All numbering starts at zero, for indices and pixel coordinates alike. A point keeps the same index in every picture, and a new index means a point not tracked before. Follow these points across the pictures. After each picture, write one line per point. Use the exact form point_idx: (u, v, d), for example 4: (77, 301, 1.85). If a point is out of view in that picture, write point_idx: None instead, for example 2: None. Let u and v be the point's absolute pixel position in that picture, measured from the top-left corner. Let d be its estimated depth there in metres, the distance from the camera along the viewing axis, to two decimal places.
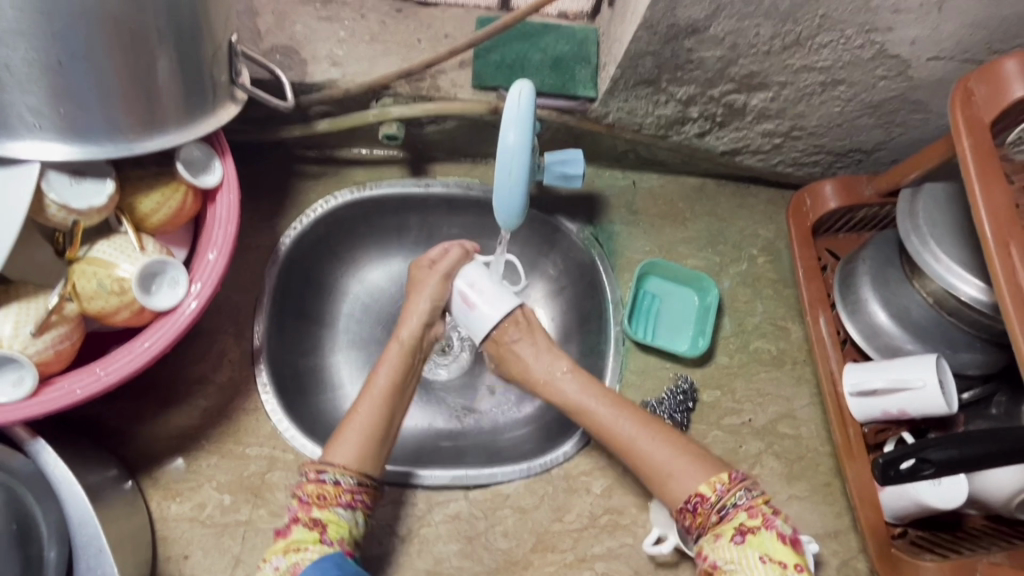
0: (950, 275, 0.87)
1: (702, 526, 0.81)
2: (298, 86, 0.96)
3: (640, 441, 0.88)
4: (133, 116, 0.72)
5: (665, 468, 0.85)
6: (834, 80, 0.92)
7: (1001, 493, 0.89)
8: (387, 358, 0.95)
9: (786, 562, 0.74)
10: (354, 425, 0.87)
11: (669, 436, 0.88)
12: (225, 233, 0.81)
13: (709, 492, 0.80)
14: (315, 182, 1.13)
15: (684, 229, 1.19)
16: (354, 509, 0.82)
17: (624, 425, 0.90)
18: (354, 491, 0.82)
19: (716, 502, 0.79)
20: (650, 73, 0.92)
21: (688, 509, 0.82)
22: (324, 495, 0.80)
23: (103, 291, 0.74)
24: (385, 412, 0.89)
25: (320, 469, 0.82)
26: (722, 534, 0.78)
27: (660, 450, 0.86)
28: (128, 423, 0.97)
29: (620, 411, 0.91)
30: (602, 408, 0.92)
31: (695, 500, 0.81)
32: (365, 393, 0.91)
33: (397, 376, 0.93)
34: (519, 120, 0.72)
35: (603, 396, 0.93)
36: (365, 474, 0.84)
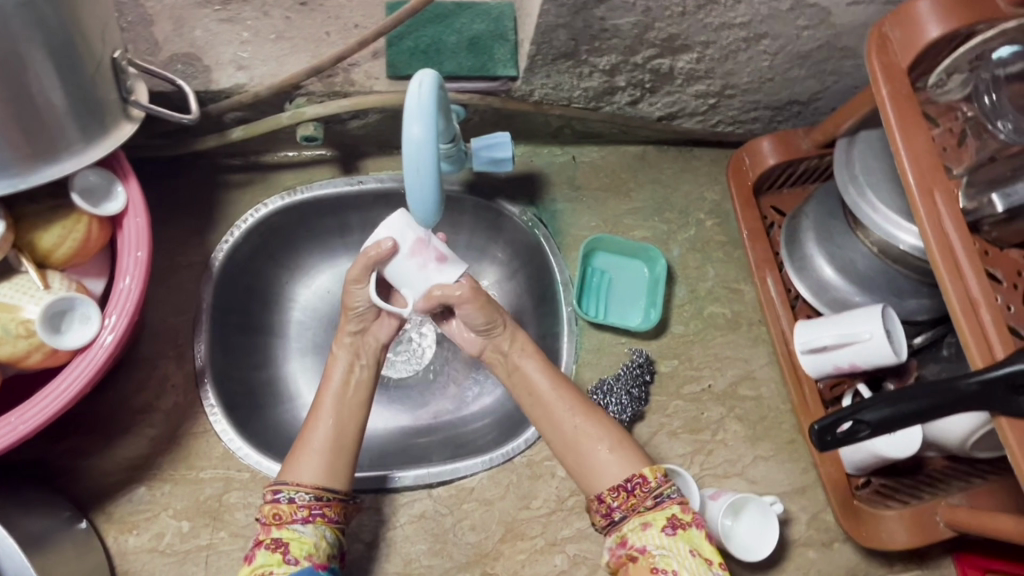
0: (888, 226, 0.87)
1: (634, 508, 0.80)
2: (203, 95, 0.91)
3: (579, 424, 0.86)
4: (17, 150, 0.68)
5: (596, 451, 0.84)
6: (757, 35, 0.89)
7: (955, 436, 0.89)
8: (335, 364, 0.91)
9: (711, 559, 0.77)
10: (310, 440, 0.84)
11: (604, 420, 0.86)
12: (135, 259, 0.77)
13: (650, 476, 0.80)
14: (243, 191, 1.09)
15: (629, 200, 1.17)
16: (316, 525, 0.79)
17: (563, 406, 0.87)
18: (311, 505, 0.79)
19: (655, 489, 0.79)
20: (567, 46, 0.88)
21: (623, 489, 0.80)
22: (279, 515, 0.78)
23: (9, 336, 0.70)
24: (341, 422, 0.86)
25: (275, 490, 0.79)
26: (654, 523, 0.78)
27: (593, 434, 0.85)
28: (73, 462, 0.94)
29: (563, 390, 0.88)
30: (543, 390, 0.89)
31: (633, 480, 0.80)
32: (314, 405, 0.87)
33: (347, 384, 0.89)
34: (422, 112, 0.68)
35: (547, 375, 0.90)
36: (326, 489, 0.81)
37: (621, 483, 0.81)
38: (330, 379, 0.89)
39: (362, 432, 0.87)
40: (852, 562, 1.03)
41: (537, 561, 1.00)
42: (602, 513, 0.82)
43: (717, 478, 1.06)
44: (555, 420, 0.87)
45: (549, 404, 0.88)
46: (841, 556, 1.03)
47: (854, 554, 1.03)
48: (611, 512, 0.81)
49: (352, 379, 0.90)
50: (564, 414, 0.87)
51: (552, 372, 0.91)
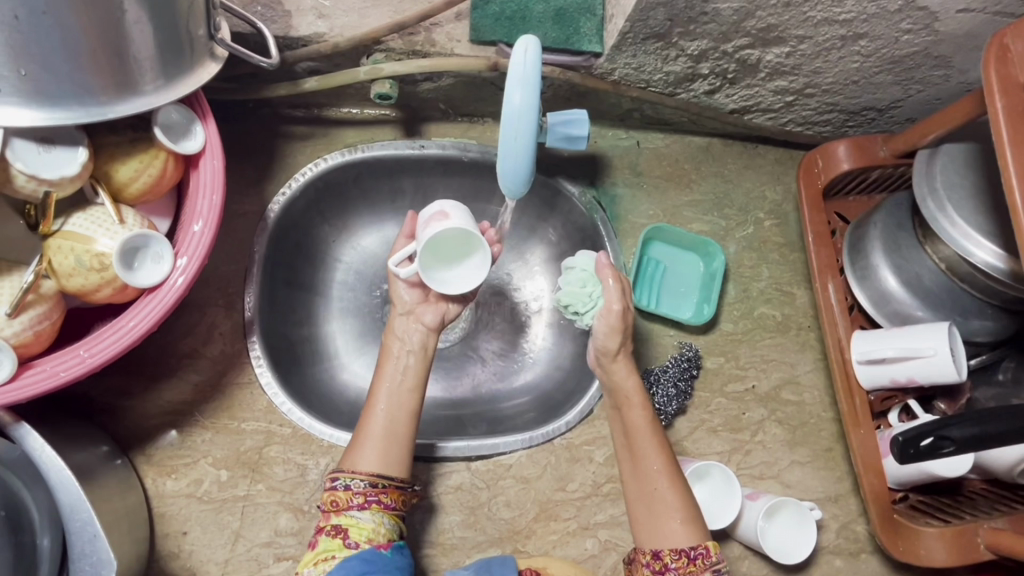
0: (965, 241, 0.83)
1: (691, 573, 0.78)
2: (282, 40, 0.89)
3: (663, 485, 0.83)
4: (103, 78, 0.66)
5: (667, 513, 0.81)
6: (855, 34, 0.87)
7: (1003, 462, 0.89)
8: (389, 355, 0.87)
9: None
10: (367, 428, 0.82)
11: (686, 489, 0.83)
12: (209, 203, 0.75)
13: (713, 549, 0.79)
14: (303, 143, 1.07)
15: (690, 191, 1.15)
16: (372, 510, 0.77)
17: (650, 464, 0.84)
18: (368, 492, 0.78)
19: (716, 562, 0.78)
20: (661, 26, 0.86)
21: (686, 555, 0.78)
22: (337, 501, 0.77)
23: (82, 267, 0.70)
24: (392, 411, 0.83)
25: (332, 477, 0.78)
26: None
27: (669, 496, 0.82)
28: (115, 400, 0.93)
29: (659, 450, 0.85)
30: (640, 441, 0.85)
31: (698, 548, 0.79)
32: (370, 395, 0.85)
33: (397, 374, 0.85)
34: (526, 79, 0.67)
35: (648, 424, 0.86)
36: (382, 476, 0.79)
37: (684, 548, 0.79)
38: (383, 367, 0.86)
39: (415, 418, 0.84)
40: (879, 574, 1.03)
41: (568, 543, 1.00)
42: (656, 568, 0.79)
43: (753, 479, 1.05)
44: (638, 472, 0.84)
45: (639, 454, 0.85)
46: (868, 568, 1.03)
47: (881, 566, 1.03)
48: (666, 570, 0.78)
49: (402, 367, 0.86)
50: (651, 470, 0.83)
51: (653, 427, 0.86)
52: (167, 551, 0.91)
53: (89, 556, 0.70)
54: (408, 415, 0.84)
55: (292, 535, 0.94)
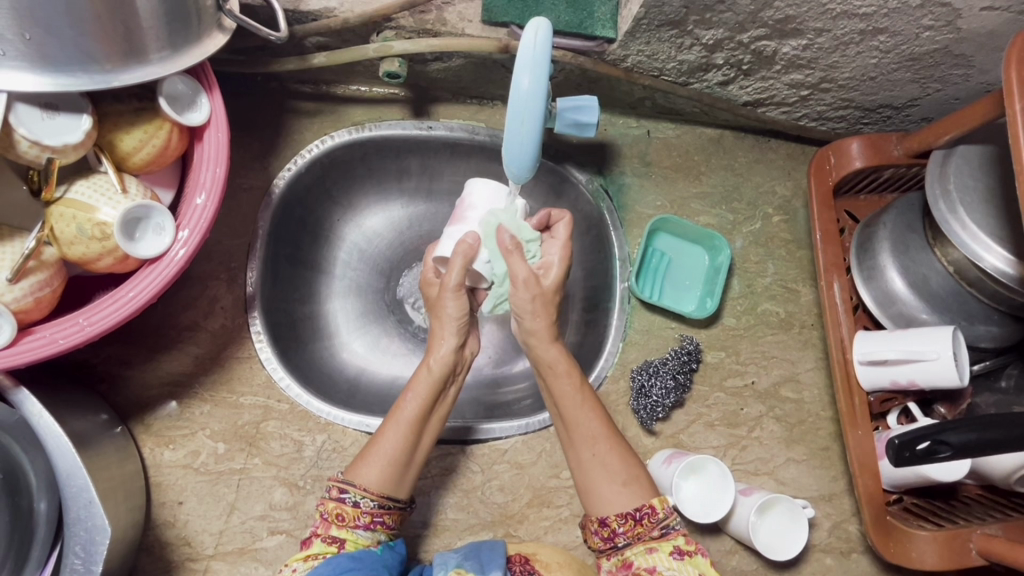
0: (975, 244, 0.82)
1: (639, 535, 0.76)
2: (291, 14, 0.88)
3: (597, 446, 0.81)
4: (108, 45, 0.65)
5: (607, 479, 0.79)
6: (875, 29, 0.85)
7: (1000, 468, 0.88)
8: (417, 381, 0.82)
9: None
10: (378, 449, 0.80)
11: (626, 451, 0.81)
12: (213, 176, 0.75)
13: (659, 506, 0.77)
14: (310, 120, 1.07)
15: (699, 183, 1.14)
16: (374, 530, 0.78)
17: (585, 429, 0.82)
18: (374, 513, 0.78)
19: (664, 520, 0.76)
20: (677, 13, 0.84)
21: (631, 517, 0.77)
22: (342, 516, 0.76)
23: (83, 236, 0.70)
24: (414, 439, 0.81)
25: (342, 489, 0.77)
26: (659, 547, 0.75)
27: (609, 462, 0.80)
28: (116, 368, 0.94)
29: (592, 412, 0.82)
30: (568, 411, 0.82)
31: (643, 509, 0.77)
32: (391, 415, 0.82)
33: (427, 403, 0.82)
34: (535, 62, 0.66)
35: (575, 389, 0.83)
36: (389, 498, 0.79)
37: (630, 510, 0.77)
38: (411, 394, 0.82)
39: (428, 448, 0.84)
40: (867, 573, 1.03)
41: (560, 529, 1.01)
42: (604, 535, 0.78)
43: (748, 474, 1.05)
44: (573, 440, 0.82)
45: (571, 421, 0.82)
46: (859, 567, 1.03)
47: (870, 567, 1.03)
48: (614, 536, 0.77)
49: (433, 400, 0.83)
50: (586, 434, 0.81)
51: (583, 393, 0.83)
52: (162, 519, 0.92)
53: (84, 521, 0.70)
54: (421, 445, 0.83)
55: (287, 509, 0.95)
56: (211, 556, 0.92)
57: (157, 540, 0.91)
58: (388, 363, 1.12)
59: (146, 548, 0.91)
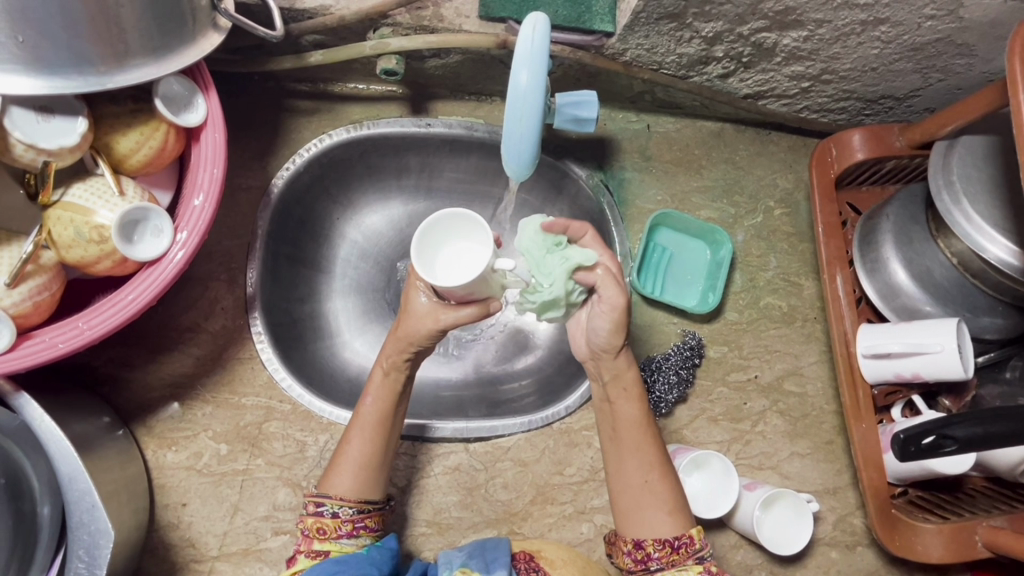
0: (980, 236, 0.81)
1: (673, 562, 0.76)
2: (287, 12, 0.88)
3: (650, 476, 0.80)
4: (102, 45, 0.64)
5: (653, 506, 0.78)
6: (877, 19, 0.84)
7: (1007, 460, 0.88)
8: (372, 387, 0.83)
9: None
10: (345, 456, 0.81)
11: (675, 482, 0.80)
12: (211, 176, 0.75)
13: (697, 537, 0.77)
14: (307, 119, 1.06)
15: (699, 177, 1.13)
16: (359, 536, 0.78)
17: (641, 458, 0.80)
18: (355, 519, 0.78)
19: (699, 550, 0.76)
20: (675, 6, 0.83)
21: (669, 544, 0.76)
22: (324, 529, 0.77)
23: (81, 239, 0.69)
24: (381, 440, 0.82)
25: (318, 502, 0.77)
26: (689, 571, 0.75)
27: (662, 491, 0.79)
28: (117, 370, 0.94)
29: (651, 445, 0.81)
30: (627, 436, 0.81)
31: (682, 538, 0.77)
32: (354, 420, 0.83)
33: (386, 406, 0.82)
34: (533, 57, 0.65)
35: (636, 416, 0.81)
36: (367, 501, 0.80)
37: (667, 538, 0.77)
38: (365, 401, 0.83)
39: (397, 444, 0.84)
40: (873, 567, 1.03)
41: (564, 526, 1.00)
42: (637, 558, 0.77)
43: (752, 469, 1.05)
44: (626, 465, 0.81)
45: (631, 448, 0.80)
46: (864, 560, 1.03)
47: (876, 560, 1.03)
48: (648, 560, 0.76)
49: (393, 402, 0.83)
50: (641, 467, 0.80)
51: (645, 421, 0.81)
52: (166, 521, 0.92)
53: (87, 525, 0.69)
54: (391, 444, 0.83)
55: (290, 510, 0.95)
56: (215, 557, 0.92)
57: (161, 542, 0.91)
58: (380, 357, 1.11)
59: (150, 550, 0.91)
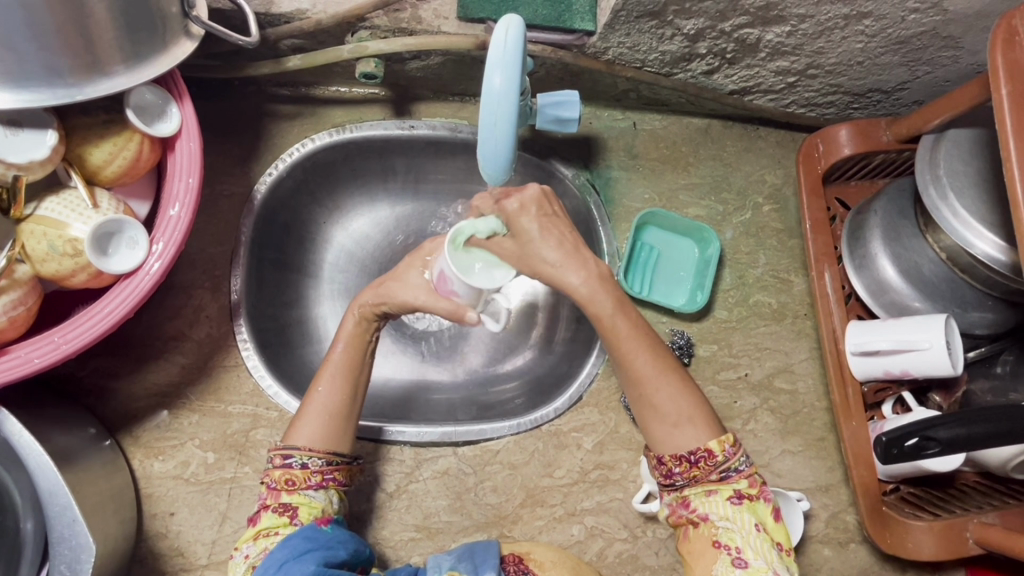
0: (967, 231, 0.80)
1: (696, 478, 0.75)
2: (263, 18, 0.87)
3: (656, 383, 0.75)
4: (70, 58, 0.64)
5: (663, 419, 0.75)
6: (860, 13, 0.83)
7: (998, 456, 0.87)
8: (343, 332, 0.84)
9: (778, 539, 0.74)
10: (312, 404, 0.80)
11: (683, 388, 0.76)
12: (186, 186, 0.74)
13: (716, 450, 0.74)
14: (290, 123, 1.05)
15: (687, 174, 1.12)
16: (327, 489, 0.78)
17: (643, 366, 0.75)
18: (324, 471, 0.78)
19: (722, 464, 0.74)
20: (655, 5, 0.82)
21: (686, 460, 0.74)
22: (292, 480, 0.76)
23: (55, 253, 0.69)
24: (349, 389, 0.82)
25: (285, 454, 0.77)
26: (718, 491, 0.74)
27: (677, 398, 0.75)
28: (102, 381, 0.93)
29: (643, 351, 0.75)
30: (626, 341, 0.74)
31: (698, 453, 0.74)
32: (322, 367, 0.83)
33: (356, 352, 0.84)
34: (506, 60, 0.64)
35: (624, 327, 0.74)
36: (336, 453, 0.79)
37: (684, 453, 0.75)
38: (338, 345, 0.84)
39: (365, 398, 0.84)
40: (866, 564, 1.02)
41: (554, 528, 1.00)
42: (663, 472, 0.77)
43: None
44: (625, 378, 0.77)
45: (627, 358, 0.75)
46: (857, 557, 1.03)
47: (869, 557, 1.03)
48: (671, 475, 0.76)
49: (363, 350, 0.84)
50: (642, 371, 0.75)
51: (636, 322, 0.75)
52: (155, 530, 0.92)
53: (68, 540, 0.69)
54: (360, 396, 0.83)
55: None
56: (205, 565, 0.91)
57: (150, 551, 0.91)
58: (378, 365, 1.12)
59: (139, 560, 0.91)
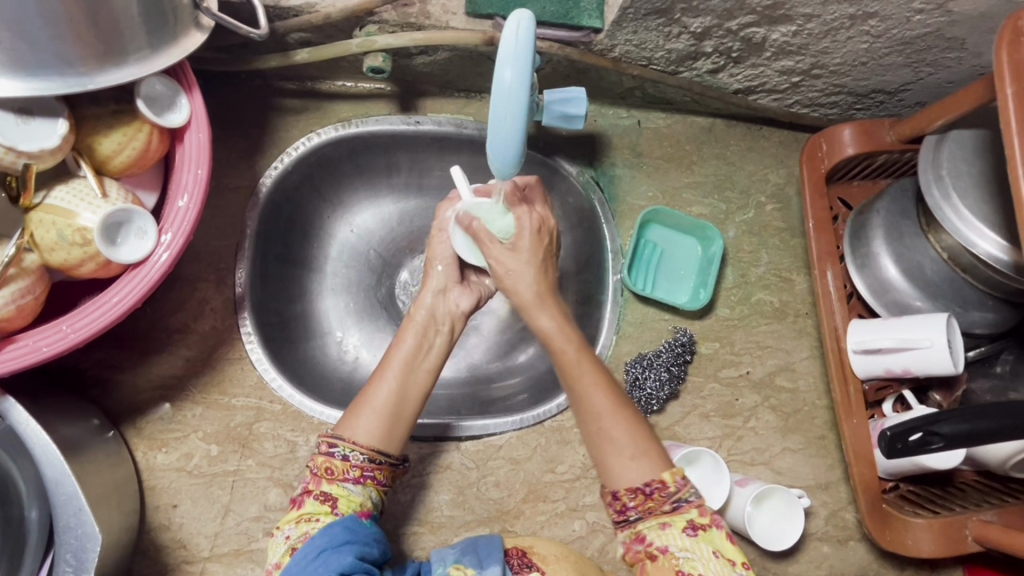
0: (968, 230, 0.81)
1: (651, 510, 0.73)
2: (272, 11, 0.87)
3: (609, 418, 0.77)
4: (83, 47, 0.64)
5: (617, 451, 0.75)
6: (865, 13, 0.84)
7: (997, 454, 0.88)
8: (409, 327, 0.84)
9: (735, 561, 0.71)
10: (366, 398, 0.79)
11: (636, 423, 0.77)
12: (195, 177, 0.74)
13: (670, 481, 0.73)
14: (296, 117, 1.05)
15: (690, 173, 1.13)
16: (365, 484, 0.76)
17: (591, 403, 0.77)
18: (364, 467, 0.75)
19: (675, 494, 0.73)
20: (663, 2, 0.83)
21: (641, 492, 0.73)
22: (332, 470, 0.75)
23: (64, 242, 0.69)
24: (405, 387, 0.80)
25: (330, 443, 0.76)
26: (672, 523, 0.72)
27: (620, 431, 0.76)
28: (106, 372, 0.93)
29: (598, 386, 0.78)
30: (573, 379, 0.78)
31: (653, 484, 0.73)
32: (381, 364, 0.82)
33: (416, 350, 0.82)
34: (517, 55, 0.64)
35: (580, 359, 0.79)
36: (381, 451, 0.77)
37: (639, 485, 0.73)
38: (400, 341, 0.83)
39: (426, 401, 0.81)
40: (864, 562, 1.03)
41: (556, 524, 1.00)
42: (617, 508, 0.74)
43: (744, 465, 1.05)
44: (581, 413, 0.78)
45: (578, 394, 0.78)
46: (856, 555, 1.03)
47: (868, 554, 1.03)
48: (626, 511, 0.74)
49: (426, 344, 0.83)
50: (598, 406, 0.77)
51: (585, 362, 0.79)
52: (157, 523, 0.92)
53: (74, 529, 0.69)
54: (418, 396, 0.81)
55: (281, 510, 0.94)
56: (207, 557, 0.92)
57: (152, 543, 0.91)
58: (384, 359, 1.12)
59: (141, 552, 0.90)
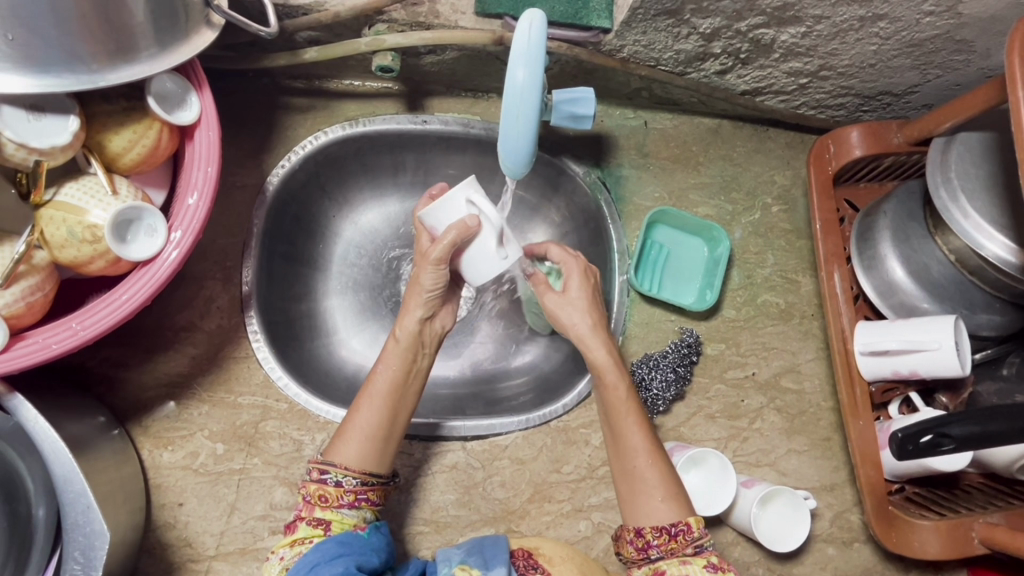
0: (978, 233, 0.81)
1: (673, 550, 0.75)
2: (281, 9, 0.87)
3: (643, 461, 0.80)
4: (93, 43, 0.64)
5: (648, 492, 0.78)
6: (875, 15, 0.84)
7: (1004, 457, 0.88)
8: (391, 349, 0.82)
9: None
10: (353, 424, 0.79)
11: (668, 468, 0.79)
12: (205, 175, 0.74)
13: (694, 524, 0.75)
14: (303, 116, 1.05)
15: (696, 174, 1.13)
16: (359, 508, 0.77)
17: (630, 444, 0.80)
18: (357, 491, 0.77)
19: (698, 538, 0.75)
20: (672, 3, 0.83)
21: (667, 532, 0.75)
22: (325, 497, 0.76)
23: (74, 239, 0.69)
24: (391, 411, 0.80)
25: (321, 470, 0.76)
26: (692, 561, 0.74)
27: (652, 475, 0.79)
28: (112, 370, 0.93)
29: (638, 430, 0.81)
30: (617, 421, 0.82)
31: (680, 525, 0.75)
32: (365, 387, 0.81)
33: (399, 374, 0.81)
34: (529, 55, 0.64)
35: (626, 406, 0.82)
36: (371, 473, 0.78)
37: (666, 525, 0.75)
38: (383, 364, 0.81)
39: (409, 421, 0.83)
40: (870, 563, 1.03)
41: (561, 524, 1.00)
42: (638, 546, 0.76)
43: (749, 466, 1.05)
44: (618, 453, 0.81)
45: (618, 434, 0.81)
46: (861, 557, 1.03)
47: (873, 556, 1.03)
48: (648, 548, 0.75)
49: (411, 366, 0.82)
50: (634, 448, 0.80)
51: (631, 406, 0.82)
52: (163, 521, 0.91)
53: (82, 527, 0.69)
54: (401, 417, 0.82)
55: (287, 509, 0.94)
56: (212, 556, 0.91)
57: (157, 541, 0.91)
58: None
59: (147, 550, 0.90)
